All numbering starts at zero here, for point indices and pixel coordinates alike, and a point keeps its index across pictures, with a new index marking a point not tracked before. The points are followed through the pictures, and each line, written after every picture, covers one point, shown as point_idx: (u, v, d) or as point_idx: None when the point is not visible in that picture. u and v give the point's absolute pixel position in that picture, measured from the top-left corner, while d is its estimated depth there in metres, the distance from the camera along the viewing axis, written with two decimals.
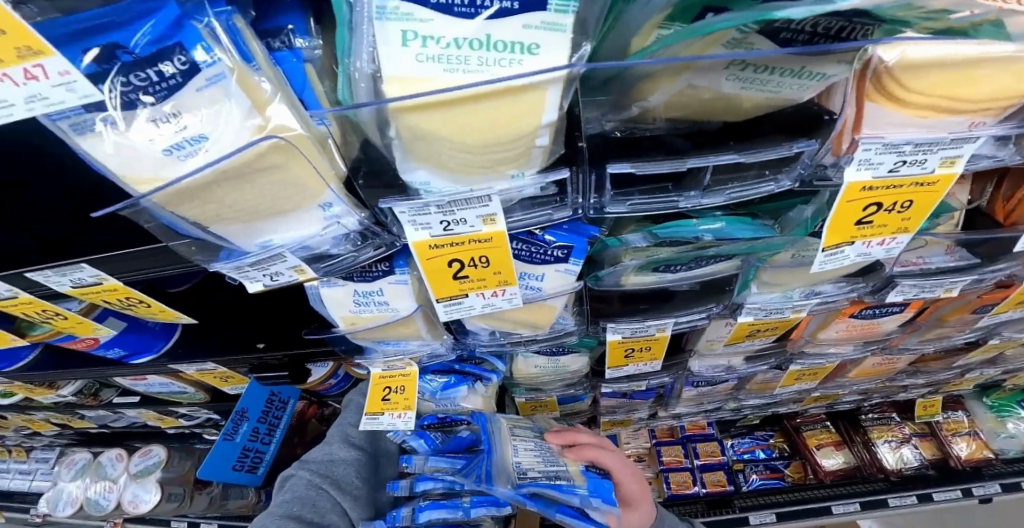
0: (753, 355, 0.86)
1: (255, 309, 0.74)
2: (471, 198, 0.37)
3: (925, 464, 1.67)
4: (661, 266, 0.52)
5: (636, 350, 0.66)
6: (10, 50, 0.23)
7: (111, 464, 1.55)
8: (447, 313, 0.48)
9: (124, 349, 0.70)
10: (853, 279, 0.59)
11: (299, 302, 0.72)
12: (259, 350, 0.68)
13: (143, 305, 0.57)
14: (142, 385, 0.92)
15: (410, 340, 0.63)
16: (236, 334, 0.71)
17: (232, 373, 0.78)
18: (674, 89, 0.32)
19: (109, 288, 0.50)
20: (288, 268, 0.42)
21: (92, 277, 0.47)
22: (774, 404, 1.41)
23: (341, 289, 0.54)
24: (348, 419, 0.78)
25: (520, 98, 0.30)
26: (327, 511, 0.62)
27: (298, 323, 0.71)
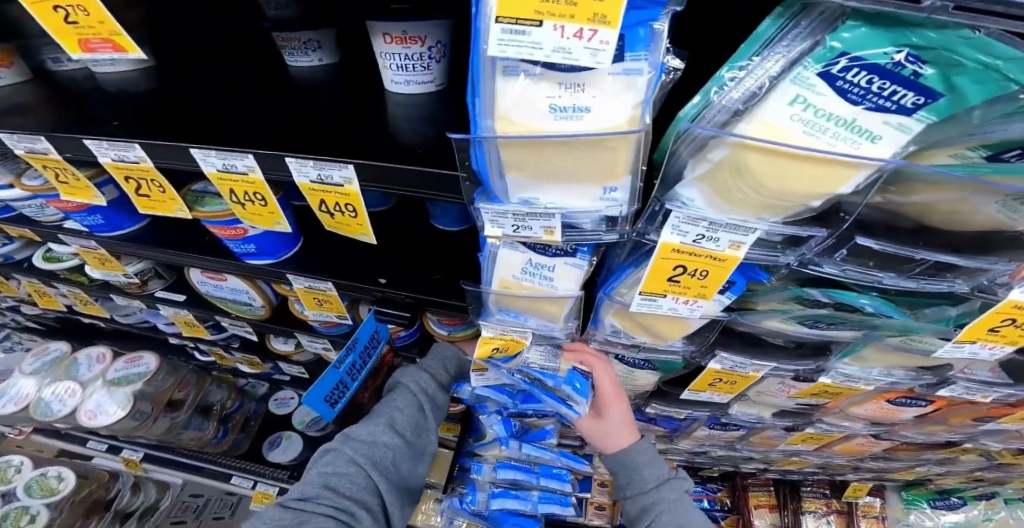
0: (783, 411, 0.95)
1: (381, 247, 0.78)
2: (738, 226, 0.43)
3: None
4: (808, 321, 0.58)
5: (722, 380, 0.74)
6: (590, 11, 0.29)
7: (87, 363, 1.34)
8: (638, 305, 0.54)
9: (257, 247, 0.74)
10: (924, 372, 0.69)
11: (422, 250, 0.77)
12: (381, 285, 0.73)
13: (341, 216, 0.61)
14: (211, 286, 0.89)
15: (535, 317, 0.67)
16: (358, 264, 0.76)
17: (333, 298, 0.78)
18: (944, 197, 0.39)
19: (343, 193, 0.58)
20: (541, 226, 0.49)
21: (343, 178, 0.56)
22: (747, 462, 1.53)
23: (517, 255, 0.57)
24: (397, 405, 0.81)
25: (837, 174, 0.36)
26: (359, 489, 0.72)
27: (423, 270, 0.75)
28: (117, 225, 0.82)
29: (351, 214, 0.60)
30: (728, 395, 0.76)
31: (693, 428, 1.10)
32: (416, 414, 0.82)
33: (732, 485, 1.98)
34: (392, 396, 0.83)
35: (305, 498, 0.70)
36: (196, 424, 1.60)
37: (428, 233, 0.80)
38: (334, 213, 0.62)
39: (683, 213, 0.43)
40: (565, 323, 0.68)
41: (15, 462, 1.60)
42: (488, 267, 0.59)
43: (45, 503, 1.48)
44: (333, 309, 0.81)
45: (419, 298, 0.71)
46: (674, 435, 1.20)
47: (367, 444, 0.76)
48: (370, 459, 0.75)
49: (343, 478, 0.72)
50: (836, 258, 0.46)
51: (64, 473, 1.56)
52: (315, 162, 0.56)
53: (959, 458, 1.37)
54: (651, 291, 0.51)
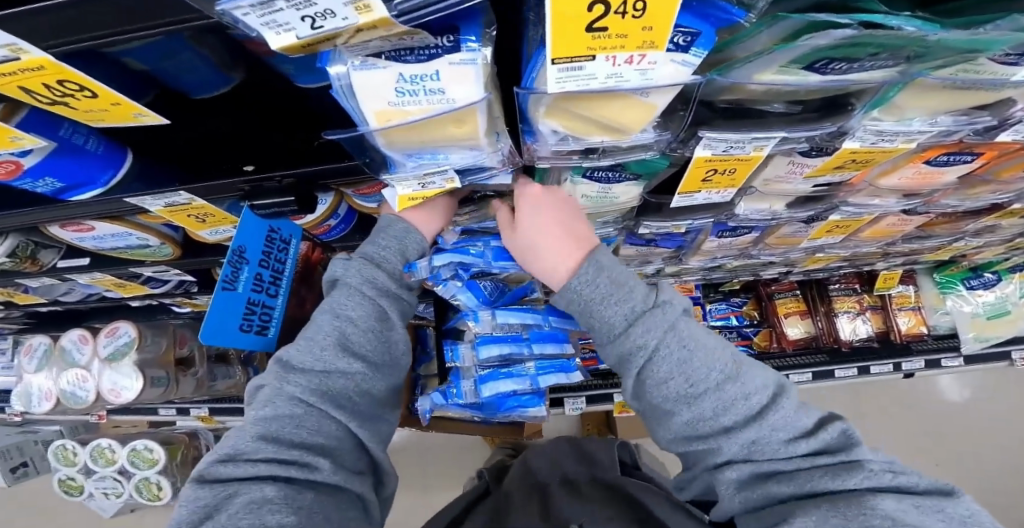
0: (799, 200, 0.81)
1: (236, 128, 0.62)
2: None
3: (872, 338, 1.87)
4: (817, 63, 0.40)
5: (717, 172, 0.60)
6: None
7: (77, 348, 1.33)
8: (559, 82, 0.39)
9: (58, 180, 0.52)
10: (978, 113, 0.52)
11: (284, 115, 0.62)
12: (249, 173, 0.57)
13: (79, 99, 0.42)
14: (93, 239, 0.78)
15: (453, 150, 0.55)
16: (218, 158, 0.60)
17: (213, 209, 0.66)
18: None
19: (31, 66, 0.36)
20: (344, 3, 0.30)
21: (8, 49, 0.33)
22: (767, 269, 1.42)
23: (382, 74, 0.43)
24: (346, 318, 0.66)
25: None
26: (313, 432, 0.61)
27: (297, 140, 0.60)
28: None
29: (86, 92, 0.41)
30: (728, 188, 0.62)
31: (699, 241, 1.00)
32: (373, 328, 0.68)
33: (757, 296, 1.94)
34: (336, 302, 0.68)
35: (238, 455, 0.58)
36: (221, 373, 1.55)
37: (296, 102, 0.63)
38: (72, 102, 0.43)
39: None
40: (492, 145, 0.55)
41: (107, 444, 1.74)
42: (354, 100, 0.46)
43: (156, 471, 1.70)
44: (222, 221, 0.70)
45: (299, 175, 0.57)
46: (683, 251, 1.11)
47: (316, 374, 0.64)
48: (325, 392, 0.63)
49: (288, 424, 0.60)
50: None
51: (150, 446, 1.71)
52: None
53: (1004, 224, 1.18)
54: (563, 53, 0.36)
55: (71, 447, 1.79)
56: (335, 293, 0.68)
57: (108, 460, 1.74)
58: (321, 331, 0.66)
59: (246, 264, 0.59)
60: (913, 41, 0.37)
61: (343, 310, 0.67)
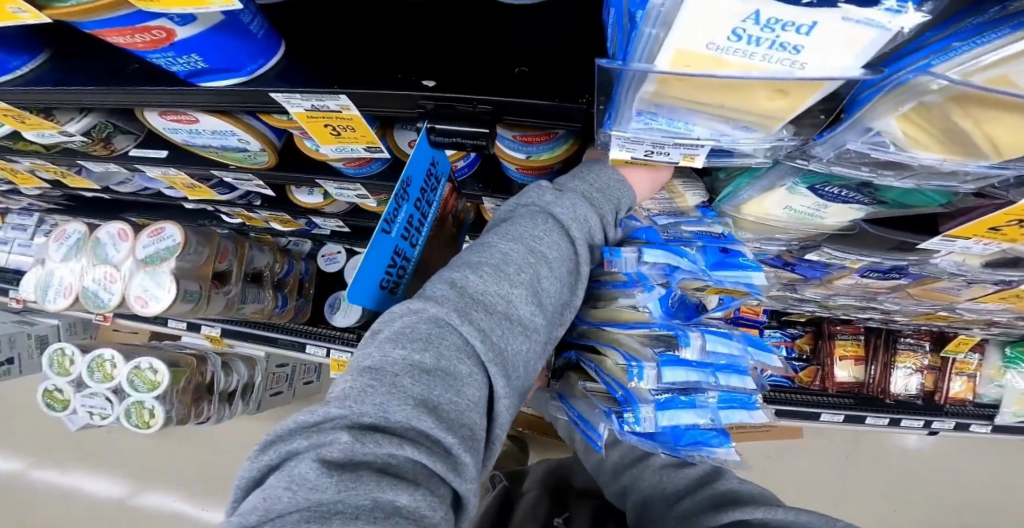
0: (1008, 261, 0.69)
1: (416, 35, 0.51)
2: None
3: (919, 394, 1.81)
4: None
5: (1017, 224, 0.48)
6: None
7: (112, 244, 1.20)
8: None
9: (205, 57, 0.44)
10: None
11: (470, 25, 0.51)
12: (429, 90, 0.47)
13: None
14: (186, 132, 0.67)
15: (706, 124, 0.41)
16: (388, 66, 0.49)
17: (359, 125, 0.54)
18: None
19: None
20: None
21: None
22: (863, 312, 1.31)
23: (733, 6, 0.27)
24: (546, 263, 0.52)
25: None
26: (469, 411, 0.43)
27: (493, 62, 0.48)
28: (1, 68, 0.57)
29: None
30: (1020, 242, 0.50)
31: (840, 277, 0.89)
32: (561, 282, 0.54)
33: (817, 332, 1.84)
34: (529, 226, 0.54)
35: (378, 421, 0.39)
36: (254, 295, 1.48)
37: (492, 19, 0.52)
38: None
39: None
40: (772, 132, 0.40)
41: (109, 357, 1.64)
42: (659, 31, 0.32)
43: (155, 396, 1.56)
44: (359, 139, 0.58)
45: (497, 104, 0.46)
46: (805, 281, 0.99)
47: (495, 318, 0.48)
48: (501, 351, 0.47)
49: (446, 386, 0.43)
50: None
51: (155, 367, 1.57)
52: None
53: None
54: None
55: (72, 353, 1.69)
56: (526, 213, 0.55)
57: (105, 376, 1.62)
58: (510, 263, 0.50)
59: (405, 203, 0.47)
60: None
61: (539, 243, 0.52)
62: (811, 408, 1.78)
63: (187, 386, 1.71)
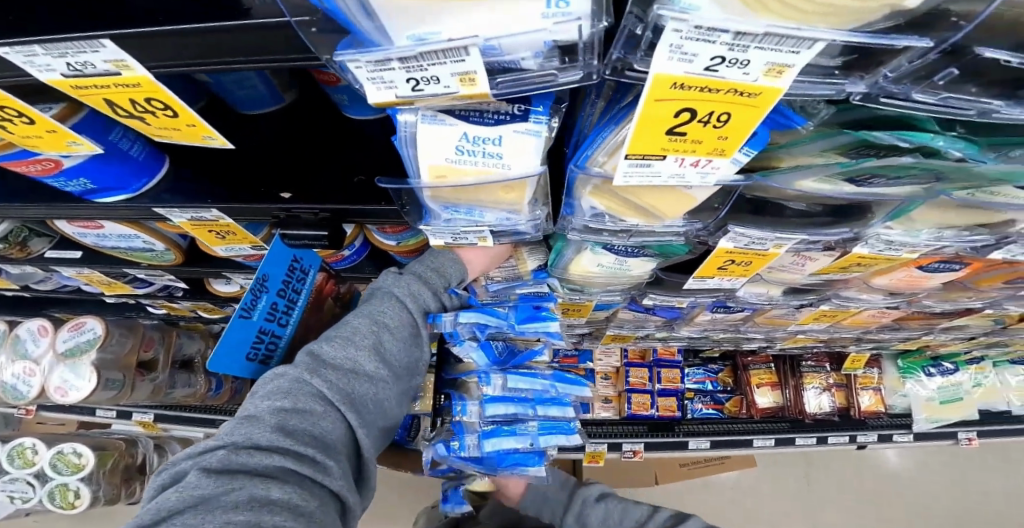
0: (797, 288, 0.86)
1: (272, 153, 0.62)
2: (782, 39, 0.25)
3: (834, 412, 1.96)
4: (859, 176, 0.43)
5: (733, 262, 0.64)
6: None
7: (32, 339, 1.23)
8: (626, 175, 0.40)
9: (92, 182, 0.54)
10: (978, 231, 0.57)
11: (321, 135, 0.64)
12: (285, 201, 0.58)
13: (157, 117, 0.43)
14: (93, 236, 0.76)
15: (488, 211, 0.56)
16: (256, 177, 0.61)
17: (237, 229, 0.65)
18: None
19: (127, 82, 0.37)
20: (451, 73, 0.31)
21: (110, 64, 0.35)
22: (752, 342, 1.47)
23: (447, 130, 0.44)
24: (382, 332, 0.64)
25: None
26: (325, 432, 0.55)
27: (337, 174, 0.61)
28: None
29: (166, 111, 0.42)
30: (742, 278, 0.66)
31: (695, 314, 1.04)
32: (405, 346, 0.66)
33: (734, 365, 2.00)
34: (376, 305, 0.67)
35: (247, 444, 0.51)
36: (184, 381, 1.47)
37: (341, 136, 0.64)
38: (149, 118, 0.44)
39: (687, 26, 0.24)
40: (531, 212, 0.55)
41: (31, 444, 1.61)
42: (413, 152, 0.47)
43: (79, 478, 1.57)
44: (242, 241, 0.68)
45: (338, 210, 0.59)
46: (676, 321, 1.14)
47: (345, 375, 0.60)
48: (349, 395, 0.59)
49: (302, 418, 0.54)
50: (933, 81, 0.30)
51: (80, 450, 1.60)
52: (54, 43, 0.33)
53: (969, 325, 1.28)
54: (645, 151, 0.37)
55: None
56: (370, 299, 0.68)
57: (27, 462, 1.60)
58: (359, 332, 0.63)
59: (265, 293, 0.57)
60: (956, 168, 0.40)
61: (379, 313, 0.66)
62: (742, 436, 1.89)
63: (114, 468, 1.80)
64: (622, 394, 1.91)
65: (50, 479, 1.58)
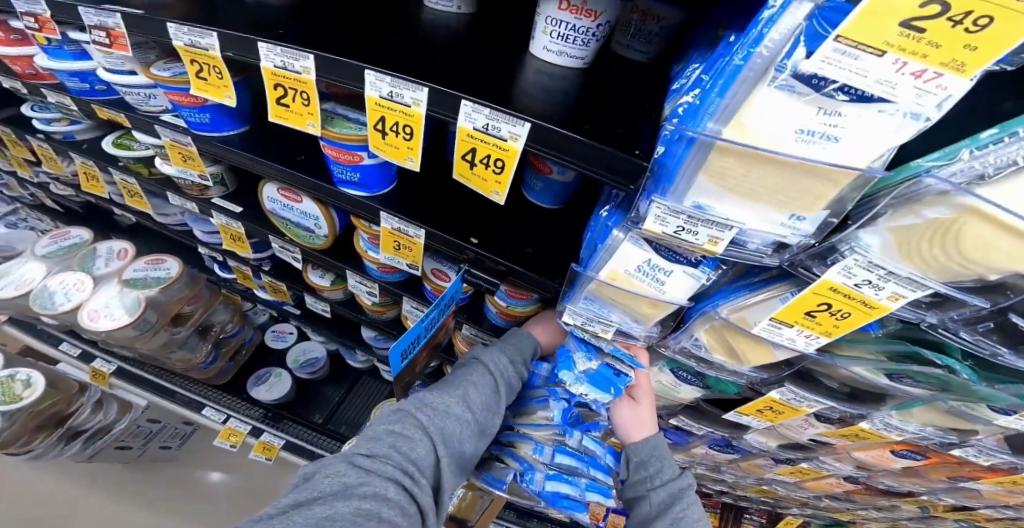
0: (792, 444, 1.05)
1: (475, 207, 0.81)
2: (912, 281, 0.45)
3: None
4: (894, 373, 0.63)
5: (770, 409, 0.83)
6: (942, 50, 0.30)
7: (105, 258, 1.27)
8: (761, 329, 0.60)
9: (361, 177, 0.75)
10: (949, 432, 0.78)
11: (509, 210, 0.83)
12: (473, 244, 0.76)
13: (483, 168, 0.65)
14: (282, 206, 0.90)
15: (618, 311, 0.74)
16: (455, 221, 0.79)
17: (416, 248, 0.81)
18: None
19: (501, 147, 0.62)
20: (707, 235, 0.52)
21: (512, 134, 0.60)
22: (721, 483, 1.63)
23: (640, 252, 0.63)
24: (473, 384, 0.80)
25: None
26: (420, 456, 0.69)
27: (514, 240, 0.79)
28: (217, 128, 0.83)
29: (494, 169, 0.64)
30: (772, 422, 0.84)
31: (695, 446, 1.20)
32: (488, 399, 0.80)
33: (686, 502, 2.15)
34: (468, 367, 0.83)
35: (369, 455, 0.68)
36: (189, 345, 1.50)
37: (515, 213, 0.82)
38: (478, 164, 0.65)
39: (863, 259, 0.46)
40: (648, 326, 0.74)
41: None
42: (605, 256, 0.65)
43: (3, 410, 1.49)
44: (408, 257, 0.84)
45: (510, 267, 0.76)
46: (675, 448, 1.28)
47: (439, 414, 0.74)
48: (439, 429, 0.73)
49: (405, 441, 0.70)
50: (977, 327, 0.50)
51: (31, 381, 1.58)
52: (489, 111, 0.60)
53: (898, 506, 1.52)
54: (785, 318, 0.57)
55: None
56: (466, 363, 0.84)
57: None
58: (452, 386, 0.79)
59: (434, 306, 0.73)
60: (958, 384, 0.60)
61: (468, 376, 0.81)
62: None
63: (43, 411, 1.67)
64: None
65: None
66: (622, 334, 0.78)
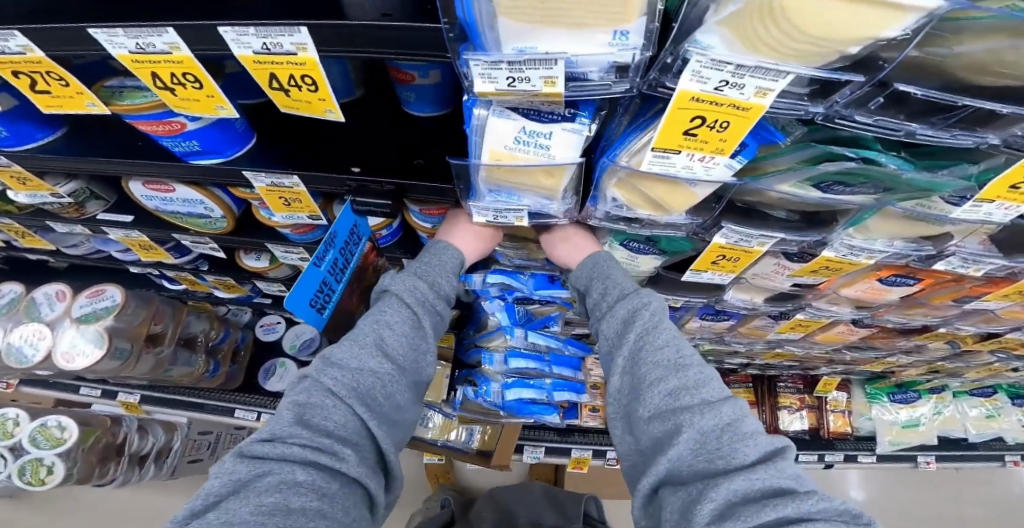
0: (775, 296, 0.98)
1: (354, 137, 0.75)
2: (767, 70, 0.37)
3: (804, 431, 2.11)
4: (823, 183, 0.56)
5: (725, 258, 0.73)
6: None
7: (48, 303, 1.30)
8: (650, 163, 0.52)
9: (201, 143, 0.67)
10: (925, 242, 0.70)
11: (393, 128, 0.75)
12: (355, 173, 0.70)
13: (300, 91, 0.50)
14: (159, 199, 0.87)
15: (526, 196, 0.67)
16: (334, 156, 0.73)
17: (304, 197, 0.77)
18: (986, 47, 0.36)
19: (297, 63, 0.46)
20: (541, 77, 0.42)
21: (296, 46, 0.43)
22: (735, 356, 1.59)
23: (510, 123, 0.55)
24: (384, 322, 0.73)
25: (885, 12, 0.32)
26: (339, 422, 0.61)
27: (400, 156, 0.72)
28: (28, 138, 0.74)
29: (309, 87, 0.49)
30: (731, 273, 0.75)
31: (686, 321, 1.16)
32: (406, 339, 0.74)
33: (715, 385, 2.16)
34: (383, 308, 0.75)
35: (270, 438, 0.57)
36: (184, 358, 1.57)
37: (398, 135, 0.75)
38: (290, 91, 0.50)
39: (705, 58, 0.37)
40: (562, 199, 0.67)
41: (14, 416, 1.71)
42: (477, 139, 0.58)
43: (55, 454, 1.62)
44: (304, 209, 0.80)
45: (400, 186, 0.70)
46: None
47: (352, 371, 0.66)
48: (355, 390, 0.65)
49: (317, 411, 0.61)
50: (869, 107, 0.42)
51: (64, 424, 1.67)
52: (256, 29, 0.42)
53: (927, 347, 1.43)
54: (666, 146, 0.48)
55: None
56: (381, 303, 0.76)
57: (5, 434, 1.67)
58: (364, 333, 0.71)
59: (331, 248, 0.68)
60: (896, 180, 0.52)
61: (383, 315, 0.74)
62: None
63: (93, 446, 1.79)
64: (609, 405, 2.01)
65: (26, 453, 1.64)
66: (544, 215, 0.71)
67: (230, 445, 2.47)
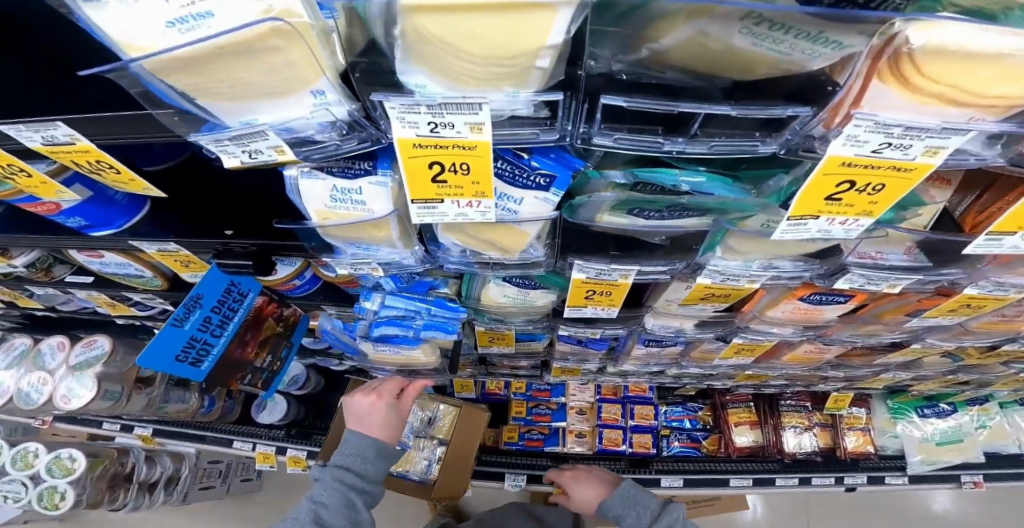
0: (704, 322, 0.91)
1: (229, 197, 0.76)
2: (460, 104, 0.36)
3: (817, 451, 1.93)
4: (634, 209, 0.51)
5: (596, 292, 0.69)
6: None
7: (50, 354, 1.42)
8: (419, 215, 0.49)
9: (85, 220, 0.71)
10: (812, 261, 0.62)
11: (270, 186, 0.77)
12: (225, 236, 0.71)
13: (110, 173, 0.57)
14: (97, 263, 0.92)
15: (381, 246, 0.66)
16: (208, 218, 0.74)
17: (194, 259, 0.80)
18: (684, 35, 0.30)
19: (82, 149, 0.51)
20: (269, 147, 0.44)
21: (67, 137, 0.49)
22: (710, 377, 1.49)
23: (320, 183, 0.55)
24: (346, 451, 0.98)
25: (524, 19, 0.29)
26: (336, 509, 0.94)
27: (270, 213, 0.74)
28: None
29: (113, 169, 0.55)
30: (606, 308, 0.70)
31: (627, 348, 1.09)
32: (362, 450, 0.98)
33: (714, 404, 2.05)
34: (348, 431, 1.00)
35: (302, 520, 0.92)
36: (177, 396, 1.62)
37: (273, 194, 0.76)
38: (104, 173, 0.57)
39: (394, 104, 0.36)
40: (412, 248, 0.65)
41: (33, 448, 1.76)
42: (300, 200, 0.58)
43: (68, 481, 1.68)
44: (202, 268, 0.85)
45: (261, 245, 0.70)
46: (616, 354, 1.20)
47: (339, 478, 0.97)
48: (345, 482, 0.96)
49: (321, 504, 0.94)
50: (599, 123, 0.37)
51: (74, 454, 1.73)
52: (26, 125, 0.47)
53: (925, 362, 1.28)
54: (424, 197, 0.46)
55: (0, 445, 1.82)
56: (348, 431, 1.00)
57: (26, 464, 1.74)
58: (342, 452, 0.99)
59: (199, 308, 0.70)
60: (720, 200, 0.47)
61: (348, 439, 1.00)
62: (721, 474, 1.86)
63: (103, 474, 1.84)
64: (594, 429, 1.93)
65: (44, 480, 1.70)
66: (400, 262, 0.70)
67: (243, 473, 2.57)
